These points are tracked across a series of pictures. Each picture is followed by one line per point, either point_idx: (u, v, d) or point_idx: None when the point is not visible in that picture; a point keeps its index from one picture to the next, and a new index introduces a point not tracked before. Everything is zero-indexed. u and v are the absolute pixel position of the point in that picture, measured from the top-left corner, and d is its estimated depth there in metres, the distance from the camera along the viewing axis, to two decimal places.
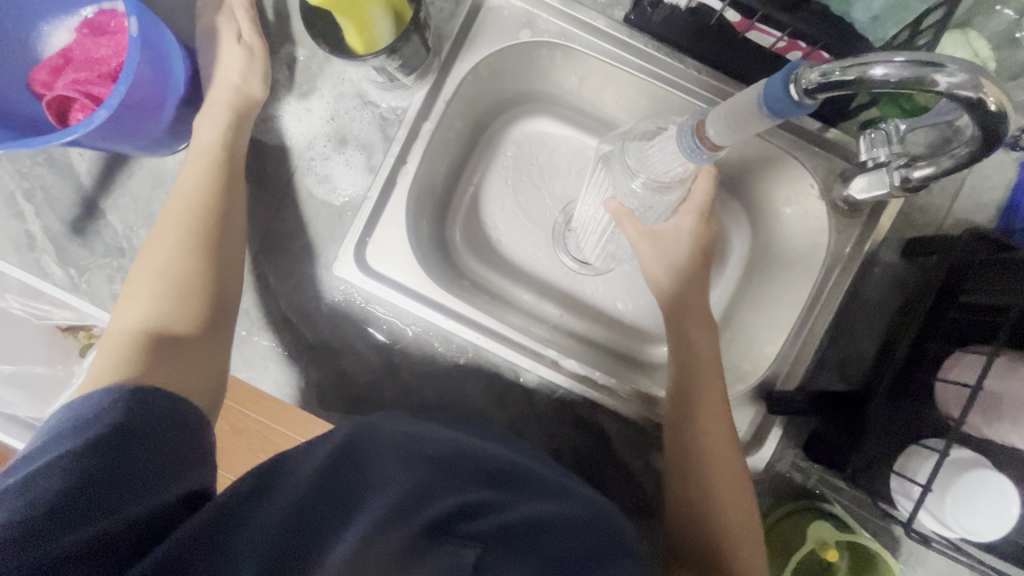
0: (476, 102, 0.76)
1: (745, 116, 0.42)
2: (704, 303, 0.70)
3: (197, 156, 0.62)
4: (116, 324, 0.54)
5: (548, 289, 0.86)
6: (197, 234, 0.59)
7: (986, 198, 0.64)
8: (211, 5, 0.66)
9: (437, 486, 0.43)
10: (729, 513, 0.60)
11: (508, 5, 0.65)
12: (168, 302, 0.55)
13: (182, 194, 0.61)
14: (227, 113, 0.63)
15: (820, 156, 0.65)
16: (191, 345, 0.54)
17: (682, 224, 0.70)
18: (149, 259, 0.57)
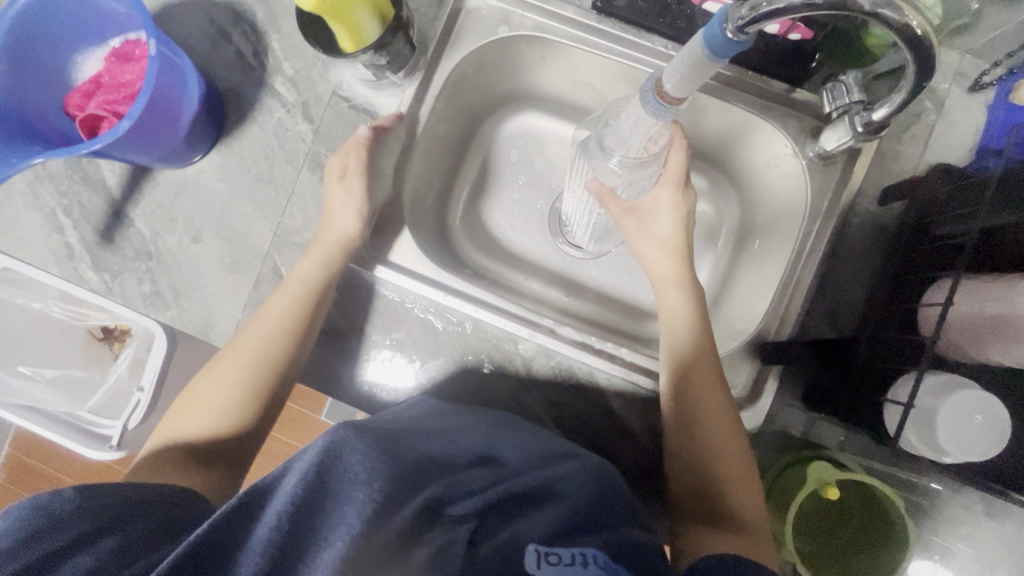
0: (465, 100, 0.82)
1: (692, 63, 0.46)
2: (689, 269, 0.71)
3: (282, 293, 0.66)
4: (165, 439, 0.61)
5: (546, 273, 0.89)
6: (254, 372, 0.63)
7: (957, 141, 0.66)
8: (220, 28, 0.73)
9: (422, 478, 0.47)
10: (726, 463, 0.61)
11: (486, 5, 0.71)
12: (239, 382, 0.63)
13: (254, 322, 0.65)
14: (325, 254, 0.67)
15: (792, 115, 0.68)
16: (205, 469, 0.59)
17: (660, 196, 0.70)
18: (207, 386, 0.63)
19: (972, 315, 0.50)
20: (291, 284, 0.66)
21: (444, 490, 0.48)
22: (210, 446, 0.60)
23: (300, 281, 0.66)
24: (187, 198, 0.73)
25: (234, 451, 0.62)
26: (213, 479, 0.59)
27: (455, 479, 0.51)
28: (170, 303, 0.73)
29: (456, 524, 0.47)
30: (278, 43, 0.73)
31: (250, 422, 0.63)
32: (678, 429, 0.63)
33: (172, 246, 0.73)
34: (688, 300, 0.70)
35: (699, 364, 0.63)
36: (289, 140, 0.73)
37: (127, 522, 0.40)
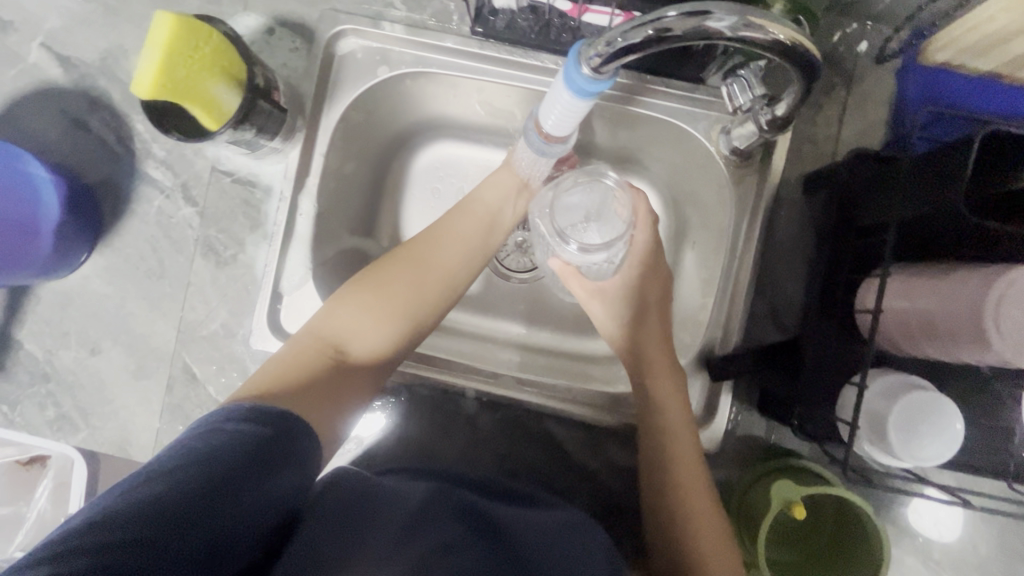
0: (361, 145, 0.71)
1: (562, 101, 0.42)
2: (667, 350, 0.60)
3: (468, 213, 0.63)
4: (320, 329, 0.53)
5: (493, 308, 0.76)
6: (447, 275, 0.60)
7: (873, 114, 0.63)
8: (75, 119, 0.67)
9: (410, 534, 0.40)
10: (722, 569, 0.52)
11: (360, 48, 0.66)
12: (406, 298, 0.57)
13: (464, 224, 0.63)
14: (500, 197, 0.64)
15: (701, 114, 0.64)
16: (351, 377, 0.52)
17: (624, 275, 0.61)
18: (390, 277, 0.58)
19: (903, 311, 0.47)
20: (482, 210, 0.64)
21: (444, 538, 0.41)
22: (373, 349, 0.54)
23: (488, 206, 0.64)
24: (76, 308, 0.67)
25: (378, 368, 0.55)
26: (356, 395, 0.51)
27: (460, 529, 0.42)
28: (79, 424, 0.67)
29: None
30: (142, 124, 0.67)
31: (390, 351, 0.55)
32: (666, 531, 0.56)
33: (69, 363, 0.67)
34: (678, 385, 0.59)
35: (678, 460, 0.56)
36: (173, 227, 0.67)
37: (232, 487, 0.36)
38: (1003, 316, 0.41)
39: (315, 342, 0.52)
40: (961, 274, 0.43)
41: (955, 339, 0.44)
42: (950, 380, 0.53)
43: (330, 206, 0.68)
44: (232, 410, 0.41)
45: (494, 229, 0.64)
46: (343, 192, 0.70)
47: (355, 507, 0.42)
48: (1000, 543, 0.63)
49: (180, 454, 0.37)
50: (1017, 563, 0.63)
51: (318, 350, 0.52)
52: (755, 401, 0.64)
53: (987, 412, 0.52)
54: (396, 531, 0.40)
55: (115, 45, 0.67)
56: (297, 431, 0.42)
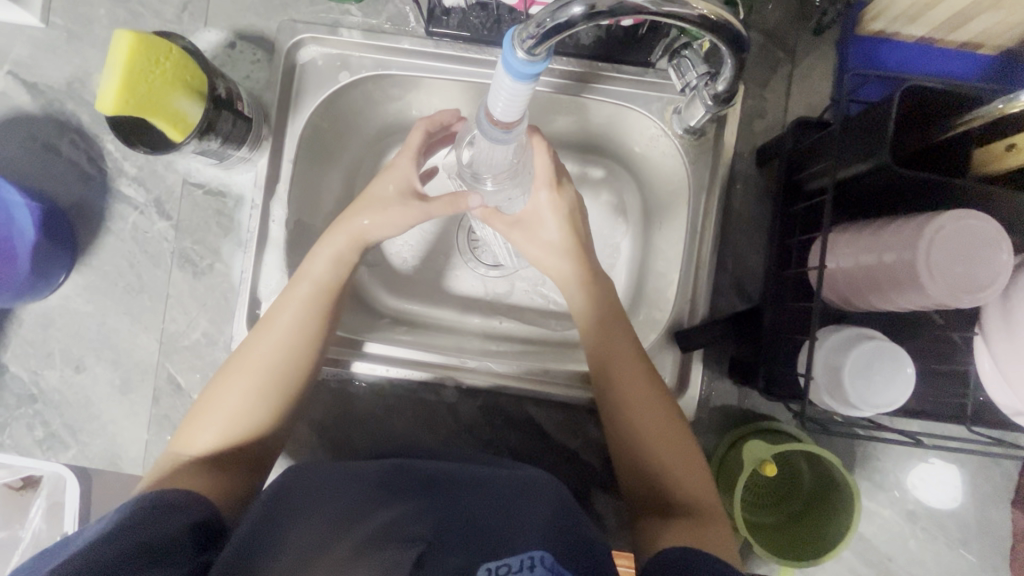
0: (329, 150, 0.73)
1: (503, 87, 0.43)
2: (595, 267, 0.63)
3: (297, 289, 0.57)
4: (174, 446, 0.52)
5: (473, 304, 0.78)
6: (288, 356, 0.55)
7: (817, 85, 0.66)
8: (46, 142, 0.68)
9: (372, 502, 0.45)
10: (682, 461, 0.55)
11: (320, 55, 0.68)
12: (251, 389, 0.53)
13: (295, 297, 0.57)
14: (337, 251, 0.58)
15: (653, 97, 0.66)
16: (216, 474, 0.50)
17: (537, 201, 0.62)
18: (227, 386, 0.53)
19: (849, 269, 0.49)
20: (319, 276, 0.58)
21: (392, 516, 0.43)
22: (224, 453, 0.51)
23: (318, 276, 0.57)
24: (59, 327, 0.68)
25: (245, 461, 0.52)
26: (228, 489, 0.50)
27: (410, 505, 0.44)
28: (70, 442, 0.68)
29: (404, 543, 0.41)
30: (113, 144, 0.68)
31: (254, 438, 0.53)
32: (626, 447, 0.57)
33: (55, 382, 0.68)
34: (596, 296, 0.62)
35: (621, 374, 0.58)
36: (148, 242, 0.68)
37: (140, 522, 0.41)
38: (934, 260, 0.43)
39: (178, 448, 0.52)
40: (895, 225, 0.46)
41: (896, 289, 0.46)
42: (905, 331, 0.55)
43: (301, 210, 0.69)
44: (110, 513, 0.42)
45: (333, 295, 0.58)
46: (313, 196, 0.72)
47: (299, 502, 0.45)
48: (972, 488, 0.65)
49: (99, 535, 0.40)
50: (990, 506, 0.65)
51: (172, 466, 0.50)
52: (726, 369, 0.65)
53: (942, 360, 0.55)
54: (364, 496, 0.46)
55: (80, 69, 0.68)
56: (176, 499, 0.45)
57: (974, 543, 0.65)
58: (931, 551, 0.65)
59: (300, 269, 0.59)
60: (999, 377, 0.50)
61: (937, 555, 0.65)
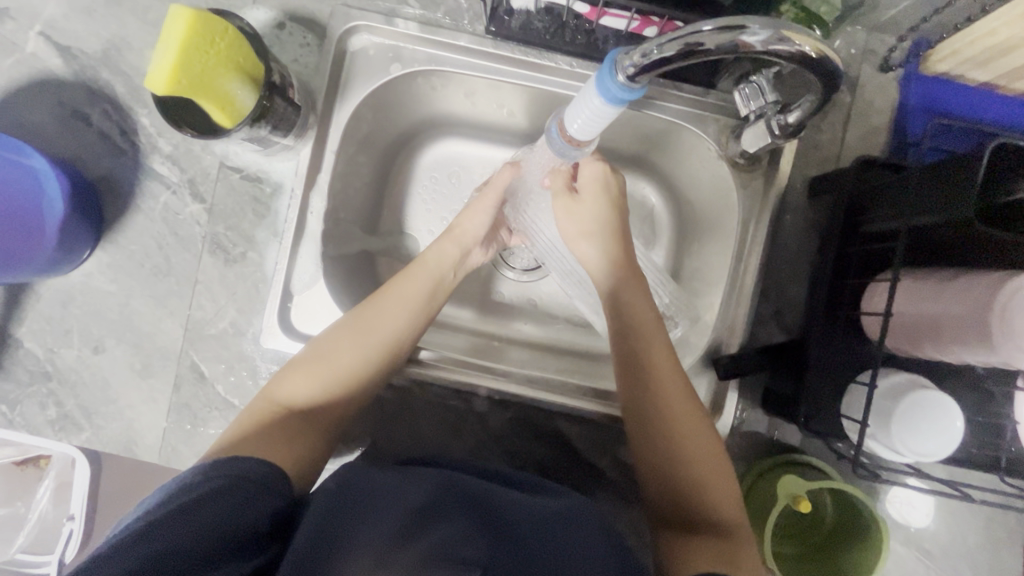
0: (370, 142, 0.70)
1: (589, 110, 0.42)
2: (634, 263, 0.63)
3: (413, 273, 0.61)
4: (268, 397, 0.52)
5: (503, 311, 0.77)
6: (396, 331, 0.57)
7: (876, 121, 0.65)
8: (77, 111, 0.65)
9: (435, 510, 0.44)
10: (712, 467, 0.55)
11: (372, 44, 0.65)
12: (357, 354, 0.55)
13: (412, 279, 0.60)
14: (459, 248, 0.64)
15: (710, 118, 0.65)
16: (306, 435, 0.51)
17: (586, 178, 0.64)
18: (334, 346, 0.55)
19: (913, 317, 0.49)
20: (430, 265, 0.62)
21: (449, 535, 0.42)
22: (319, 413, 0.53)
23: (431, 266, 0.62)
24: (78, 305, 0.66)
25: (330, 426, 0.53)
26: (306, 456, 0.50)
27: (465, 523, 0.44)
28: (83, 424, 0.66)
29: (460, 566, 0.40)
30: (147, 118, 0.65)
31: (347, 403, 0.54)
32: (655, 448, 0.56)
33: (71, 361, 0.66)
34: (637, 290, 0.61)
35: (658, 371, 0.57)
36: (179, 224, 0.65)
37: (224, 494, 0.40)
38: (1010, 317, 0.42)
39: (275, 399, 0.52)
40: (963, 281, 0.46)
41: (957, 340, 0.46)
42: (946, 378, 0.56)
43: (340, 203, 0.67)
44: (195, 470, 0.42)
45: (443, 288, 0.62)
46: (351, 189, 0.69)
47: (355, 505, 0.45)
48: (986, 532, 0.66)
49: (179, 498, 0.39)
50: (1002, 551, 0.66)
51: (267, 417, 0.51)
52: (759, 398, 0.66)
53: (983, 411, 0.55)
54: (425, 501, 0.45)
55: (117, 36, 0.65)
56: (255, 469, 0.44)
57: None
58: None
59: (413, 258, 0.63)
60: None
61: None
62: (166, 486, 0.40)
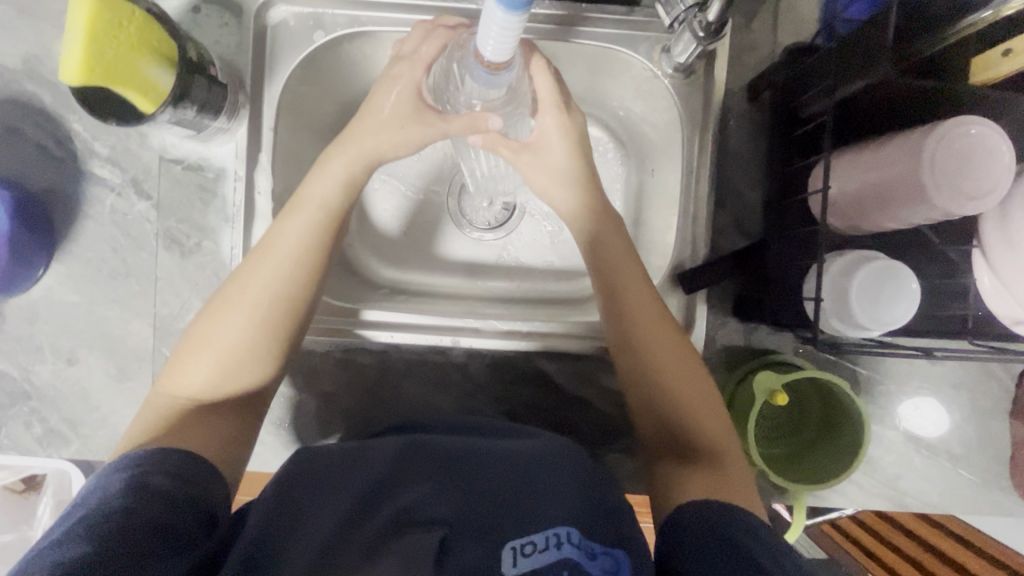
0: (308, 117, 0.69)
1: (496, 22, 0.41)
2: (609, 211, 0.61)
3: (295, 225, 0.54)
4: (163, 387, 0.50)
5: (472, 268, 0.77)
6: (283, 297, 0.52)
7: (806, 13, 0.64)
8: (10, 128, 0.65)
9: (393, 483, 0.46)
10: (685, 388, 0.56)
11: (291, 15, 0.64)
12: (247, 331, 0.51)
13: (290, 236, 0.53)
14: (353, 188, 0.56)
15: (641, 37, 0.64)
16: (217, 425, 0.49)
17: (543, 124, 0.58)
18: (219, 325, 0.51)
19: (857, 192, 0.49)
20: (318, 216, 0.55)
21: (416, 498, 0.45)
22: (219, 397, 0.50)
23: (315, 210, 0.55)
24: (44, 320, 0.66)
25: (244, 409, 0.51)
26: (227, 440, 0.49)
27: (427, 484, 0.46)
28: (70, 437, 0.66)
29: (426, 527, 0.43)
30: (80, 123, 0.65)
31: (250, 381, 0.52)
32: (642, 387, 0.57)
33: (48, 377, 0.66)
34: (609, 225, 0.61)
35: (639, 315, 0.58)
36: (129, 225, 0.65)
37: (155, 505, 0.40)
38: (938, 169, 0.44)
39: (173, 387, 0.50)
40: (899, 140, 0.46)
41: (901, 203, 0.46)
42: (904, 251, 0.56)
43: (287, 180, 0.67)
44: (121, 467, 0.43)
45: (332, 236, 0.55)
46: (297, 165, 0.69)
47: (314, 488, 0.45)
48: (972, 405, 0.67)
49: (112, 502, 0.40)
50: (990, 422, 0.67)
51: (167, 409, 0.48)
52: (730, 308, 0.66)
53: (944, 278, 0.55)
54: (385, 474, 0.46)
55: (35, 46, 0.64)
56: (194, 471, 0.44)
57: (975, 457, 0.67)
58: (936, 469, 0.67)
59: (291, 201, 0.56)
60: (1002, 290, 0.51)
61: (941, 472, 0.67)
62: (91, 501, 0.40)
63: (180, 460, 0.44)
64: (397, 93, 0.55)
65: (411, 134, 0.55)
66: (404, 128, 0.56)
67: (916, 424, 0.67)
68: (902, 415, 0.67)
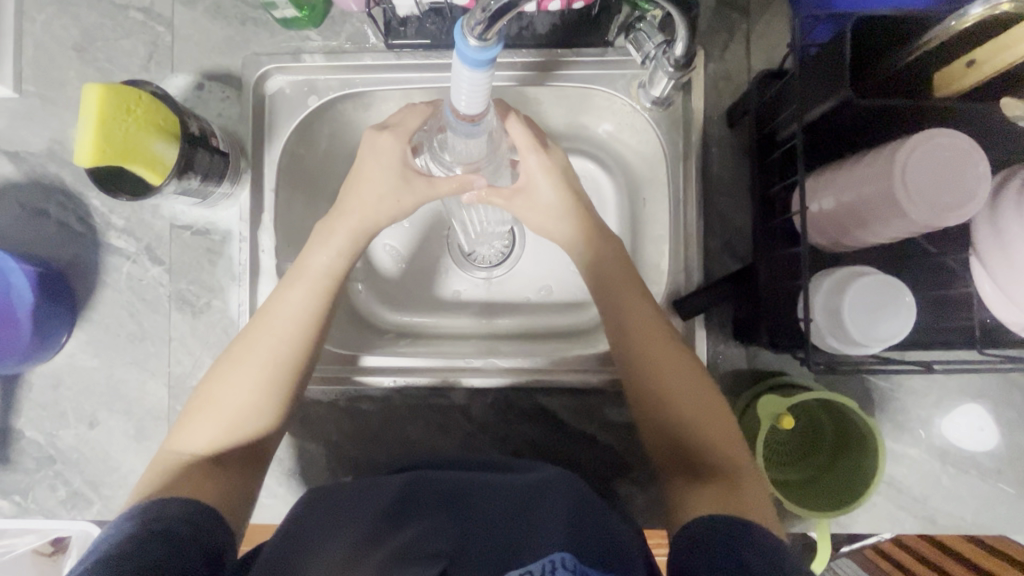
0: (308, 176, 0.73)
1: (465, 80, 0.43)
2: (599, 239, 0.62)
3: (301, 282, 0.56)
4: (173, 443, 0.52)
5: (473, 307, 0.78)
6: (288, 352, 0.54)
7: (777, 38, 0.66)
8: (37, 208, 0.70)
9: (395, 521, 0.45)
10: (689, 414, 0.55)
11: (287, 84, 0.68)
12: (254, 385, 0.53)
13: (296, 294, 0.56)
14: (352, 240, 0.58)
15: (616, 75, 0.67)
16: (224, 476, 0.50)
17: (526, 166, 0.60)
18: (227, 381, 0.53)
19: (836, 210, 0.50)
20: (321, 275, 0.57)
21: (421, 532, 0.44)
22: (225, 451, 0.51)
23: (321, 269, 0.57)
24: (68, 386, 0.69)
25: (249, 457, 0.53)
26: (232, 491, 0.50)
27: (430, 521, 0.45)
28: (92, 498, 0.68)
29: (425, 559, 0.41)
30: (99, 199, 0.69)
31: (255, 433, 0.53)
32: (647, 414, 0.56)
33: (71, 440, 0.69)
34: (602, 252, 0.61)
35: (638, 340, 0.57)
36: (145, 289, 0.69)
37: (160, 544, 0.41)
38: (910, 180, 0.44)
39: (182, 442, 0.51)
40: (871, 156, 0.47)
41: (882, 218, 0.47)
42: (900, 264, 0.55)
43: (289, 236, 0.70)
44: (133, 512, 0.44)
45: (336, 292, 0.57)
46: (299, 222, 0.72)
47: (316, 529, 0.46)
48: (997, 416, 0.64)
49: (120, 541, 0.41)
50: (1018, 432, 0.64)
51: (175, 464, 0.50)
52: (731, 332, 0.65)
53: (944, 288, 0.54)
54: (387, 512, 0.46)
55: (58, 131, 0.70)
56: (202, 516, 0.45)
57: (1007, 471, 0.64)
58: (966, 485, 0.64)
59: (298, 262, 0.58)
60: (1004, 297, 0.50)
61: (973, 488, 0.64)
62: (105, 540, 0.42)
63: (186, 506, 0.45)
64: (383, 147, 0.58)
65: (399, 184, 0.58)
66: (392, 179, 0.58)
67: (951, 436, 0.64)
68: (933, 428, 0.64)
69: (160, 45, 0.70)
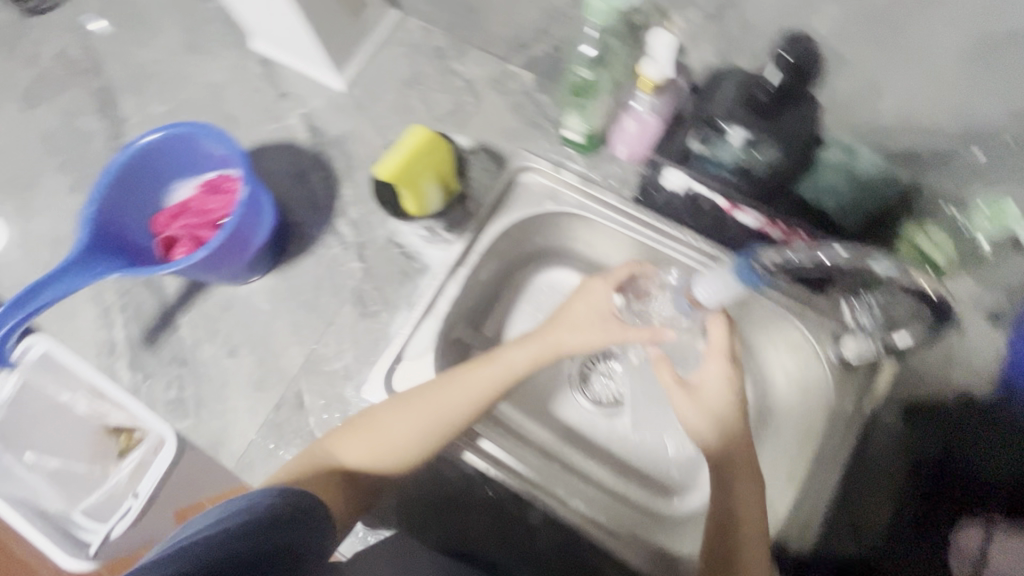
0: (505, 256, 0.80)
1: None
2: (750, 458, 0.60)
3: (488, 371, 0.60)
4: (330, 445, 0.59)
5: (574, 439, 0.79)
6: (450, 424, 0.59)
7: (986, 362, 0.63)
8: (303, 174, 0.83)
9: None
10: None
11: (536, 182, 0.77)
12: (410, 435, 0.58)
13: (480, 379, 0.60)
14: (540, 351, 0.62)
15: (816, 319, 0.66)
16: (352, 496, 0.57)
17: (710, 368, 0.63)
18: (392, 420, 0.58)
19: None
20: (506, 372, 0.61)
21: None
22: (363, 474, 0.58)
23: (509, 368, 0.61)
24: (233, 312, 0.78)
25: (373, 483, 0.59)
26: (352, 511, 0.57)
27: None
28: (190, 412, 0.74)
29: None
30: (349, 191, 0.82)
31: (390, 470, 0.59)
32: None
33: (207, 355, 0.76)
34: (748, 477, 0.59)
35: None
36: (337, 274, 0.78)
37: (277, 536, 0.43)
38: None
39: (337, 447, 0.58)
40: None
41: None
42: None
43: (466, 295, 0.76)
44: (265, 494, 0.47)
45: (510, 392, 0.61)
46: (479, 287, 0.79)
47: None
48: None
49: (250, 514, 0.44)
50: None
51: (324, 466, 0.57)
52: None
53: None
54: None
55: (354, 130, 0.85)
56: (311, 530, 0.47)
57: None
58: None
59: (494, 348, 0.63)
60: None
61: None
62: (237, 506, 0.44)
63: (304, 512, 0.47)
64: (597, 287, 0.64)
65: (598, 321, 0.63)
66: (595, 319, 0.64)
67: None
68: None
69: (461, 108, 0.84)
